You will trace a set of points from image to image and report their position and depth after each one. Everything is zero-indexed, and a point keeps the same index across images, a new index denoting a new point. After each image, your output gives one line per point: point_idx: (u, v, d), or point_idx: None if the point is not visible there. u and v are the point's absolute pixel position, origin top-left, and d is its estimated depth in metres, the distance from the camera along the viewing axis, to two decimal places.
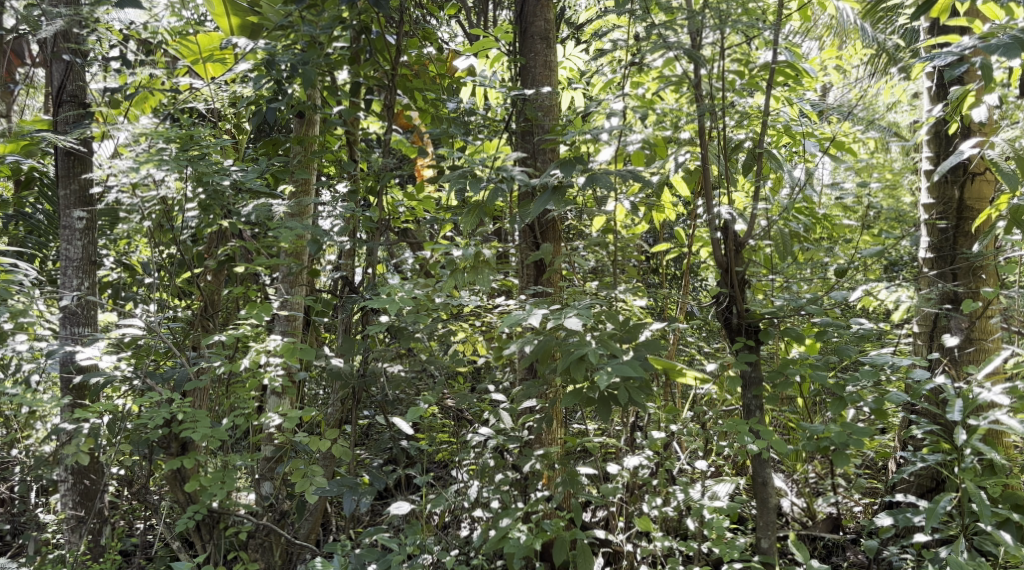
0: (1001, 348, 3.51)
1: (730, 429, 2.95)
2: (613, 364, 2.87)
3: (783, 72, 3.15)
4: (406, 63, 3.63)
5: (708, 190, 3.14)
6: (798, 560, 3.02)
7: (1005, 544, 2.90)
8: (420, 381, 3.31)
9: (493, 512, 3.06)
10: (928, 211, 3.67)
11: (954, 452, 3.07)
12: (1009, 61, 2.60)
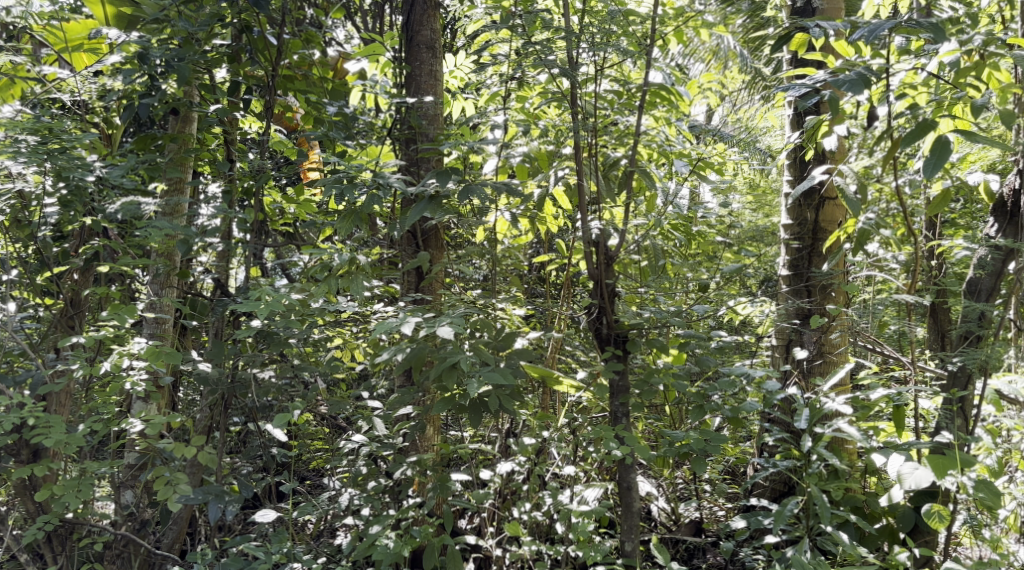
0: (847, 361, 3.77)
1: (596, 435, 3.05)
2: (484, 373, 2.92)
3: (657, 93, 3.32)
4: (289, 66, 3.63)
5: (583, 205, 3.26)
6: (657, 562, 3.15)
7: (843, 544, 3.08)
8: (293, 388, 3.29)
9: (364, 520, 3.08)
10: (785, 231, 3.91)
11: (802, 459, 3.28)
12: (853, 96, 2.78)
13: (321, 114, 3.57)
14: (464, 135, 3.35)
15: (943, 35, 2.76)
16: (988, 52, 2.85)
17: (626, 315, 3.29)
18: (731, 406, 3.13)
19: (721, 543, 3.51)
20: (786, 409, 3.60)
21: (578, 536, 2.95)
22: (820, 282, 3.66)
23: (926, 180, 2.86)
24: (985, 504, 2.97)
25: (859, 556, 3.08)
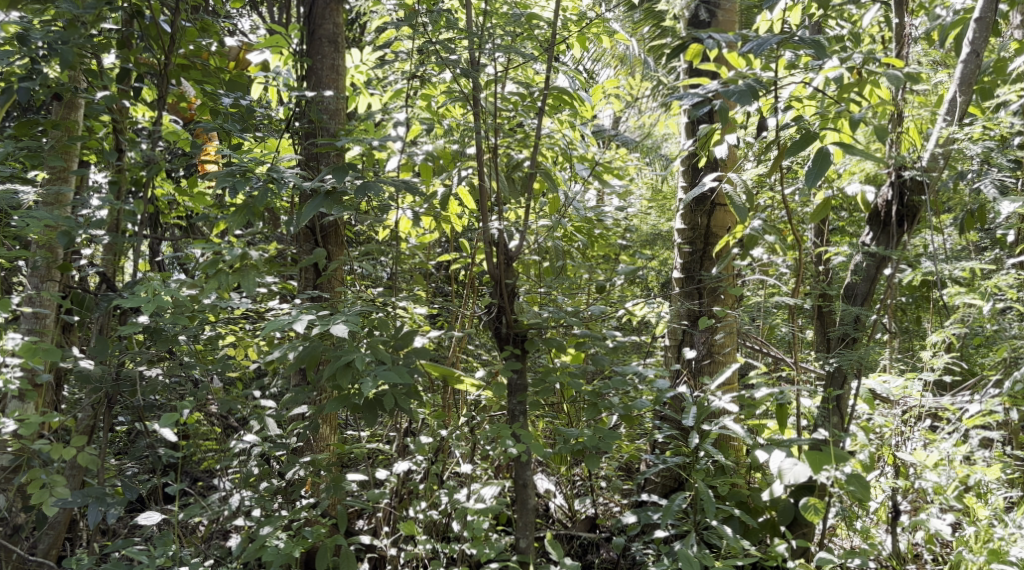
0: (734, 360, 3.94)
1: (494, 434, 3.16)
2: (380, 371, 2.92)
3: (560, 98, 3.45)
4: (184, 55, 3.59)
5: (482, 206, 3.34)
6: (550, 559, 3.27)
7: (726, 537, 3.28)
8: (182, 387, 3.29)
9: (255, 521, 3.09)
10: (679, 236, 4.05)
11: (691, 456, 3.46)
12: (742, 108, 2.92)
13: (216, 105, 3.64)
14: (367, 132, 3.52)
15: (825, 52, 2.95)
16: (867, 70, 3.11)
17: (525, 315, 3.37)
18: (623, 405, 3.25)
19: (613, 539, 3.71)
20: (676, 407, 3.78)
21: (473, 533, 3.14)
22: (710, 285, 3.81)
23: (807, 188, 3.07)
24: (854, 496, 3.25)
25: (742, 549, 3.28)
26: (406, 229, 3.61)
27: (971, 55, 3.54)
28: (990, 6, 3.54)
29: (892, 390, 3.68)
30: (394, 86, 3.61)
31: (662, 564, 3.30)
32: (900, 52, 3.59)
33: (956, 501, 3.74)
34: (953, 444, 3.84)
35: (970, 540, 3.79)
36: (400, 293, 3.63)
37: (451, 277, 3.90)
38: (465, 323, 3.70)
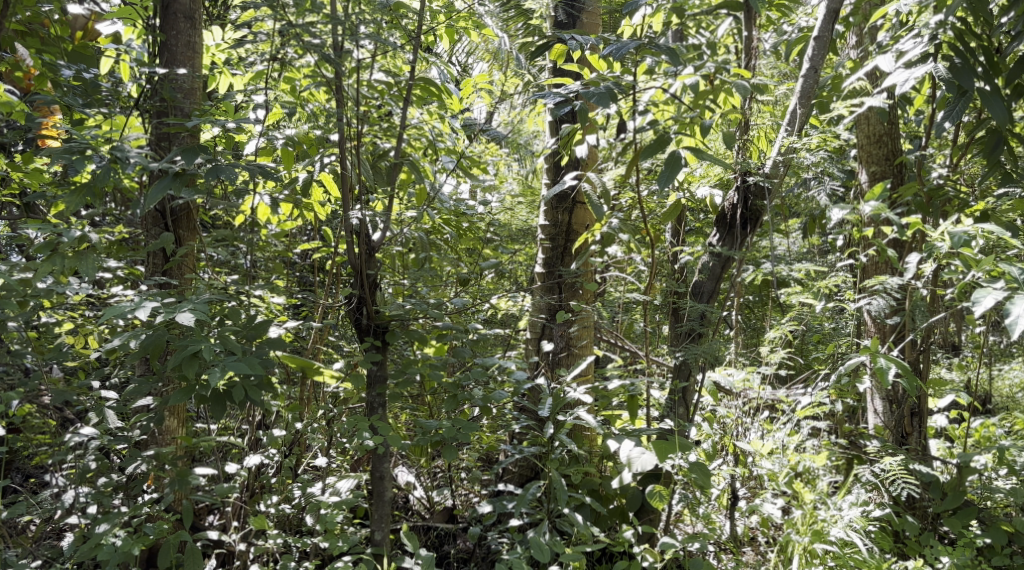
0: (584, 351, 5.23)
1: (354, 427, 4.30)
2: (230, 362, 3.67)
3: (428, 89, 4.50)
4: (21, 22, 4.33)
5: (346, 198, 4.38)
6: (406, 547, 4.39)
7: (576, 522, 4.55)
8: (8, 377, 3.90)
9: (94, 513, 3.89)
10: (542, 231, 5.31)
11: (549, 445, 4.82)
12: (601, 106, 4.11)
13: (57, 75, 4.37)
14: (226, 114, 4.43)
15: (675, 56, 4.21)
16: (716, 80, 4.35)
17: (387, 308, 4.49)
18: (480, 397, 4.49)
19: (472, 528, 4.94)
20: (533, 398, 5.12)
21: (327, 527, 4.19)
22: (570, 280, 5.11)
23: (661, 189, 4.21)
24: (695, 481, 4.51)
25: (588, 535, 4.61)
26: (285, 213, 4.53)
27: (811, 71, 4.81)
28: (827, 27, 4.81)
29: (734, 379, 5.03)
30: (256, 69, 4.43)
31: (515, 549, 4.60)
32: (750, 62, 4.96)
33: (786, 486, 4.88)
34: (786, 435, 5.12)
35: (799, 522, 4.77)
36: (257, 281, 4.76)
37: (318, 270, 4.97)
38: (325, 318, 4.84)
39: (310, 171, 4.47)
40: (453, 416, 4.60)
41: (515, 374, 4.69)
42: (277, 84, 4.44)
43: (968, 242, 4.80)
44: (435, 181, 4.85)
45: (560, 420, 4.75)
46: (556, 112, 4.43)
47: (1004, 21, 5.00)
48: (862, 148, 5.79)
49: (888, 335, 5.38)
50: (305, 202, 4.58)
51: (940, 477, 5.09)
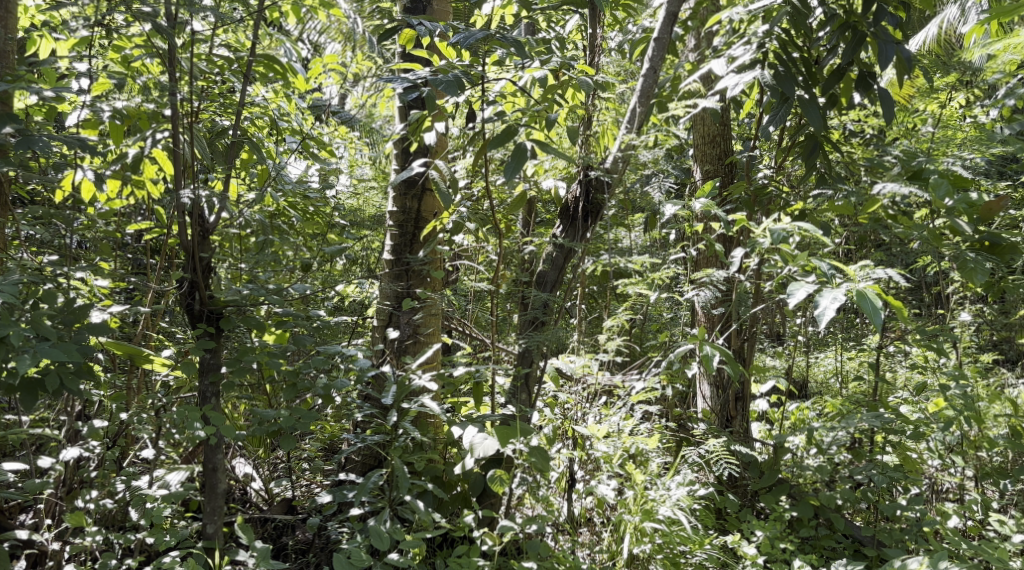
0: (430, 340, 5.25)
1: (185, 418, 4.28)
2: (42, 349, 3.71)
3: (272, 66, 4.52)
4: None
5: (180, 176, 4.32)
6: (241, 540, 4.38)
7: (418, 510, 4.61)
8: None
9: None
10: (392, 218, 5.27)
11: (392, 433, 4.83)
12: (449, 94, 4.23)
13: None
14: (49, 83, 4.24)
15: (521, 49, 4.35)
16: (564, 74, 4.62)
17: (223, 292, 4.47)
18: (321, 385, 4.52)
19: (311, 518, 4.90)
20: (378, 386, 5.14)
21: (154, 521, 4.23)
22: (417, 267, 5.13)
23: (507, 180, 4.47)
24: (535, 464, 4.64)
25: (429, 522, 4.66)
26: (113, 190, 4.41)
27: (650, 71, 5.04)
28: (666, 30, 5.09)
29: (575, 367, 5.14)
30: (81, 34, 4.37)
31: (355, 538, 4.58)
32: (593, 58, 5.22)
33: (619, 468, 5.09)
34: (620, 418, 5.28)
35: (630, 502, 4.97)
36: (80, 262, 4.62)
37: (156, 251, 4.86)
38: (157, 303, 4.84)
39: (140, 147, 4.34)
40: (291, 403, 4.62)
41: (358, 361, 4.67)
42: (106, 52, 4.47)
43: (786, 238, 5.07)
44: (278, 161, 4.89)
45: (404, 408, 4.79)
46: (403, 97, 4.48)
47: (820, 36, 5.33)
48: (697, 148, 6.12)
49: (712, 325, 5.81)
50: (134, 178, 4.52)
51: (759, 457, 5.55)
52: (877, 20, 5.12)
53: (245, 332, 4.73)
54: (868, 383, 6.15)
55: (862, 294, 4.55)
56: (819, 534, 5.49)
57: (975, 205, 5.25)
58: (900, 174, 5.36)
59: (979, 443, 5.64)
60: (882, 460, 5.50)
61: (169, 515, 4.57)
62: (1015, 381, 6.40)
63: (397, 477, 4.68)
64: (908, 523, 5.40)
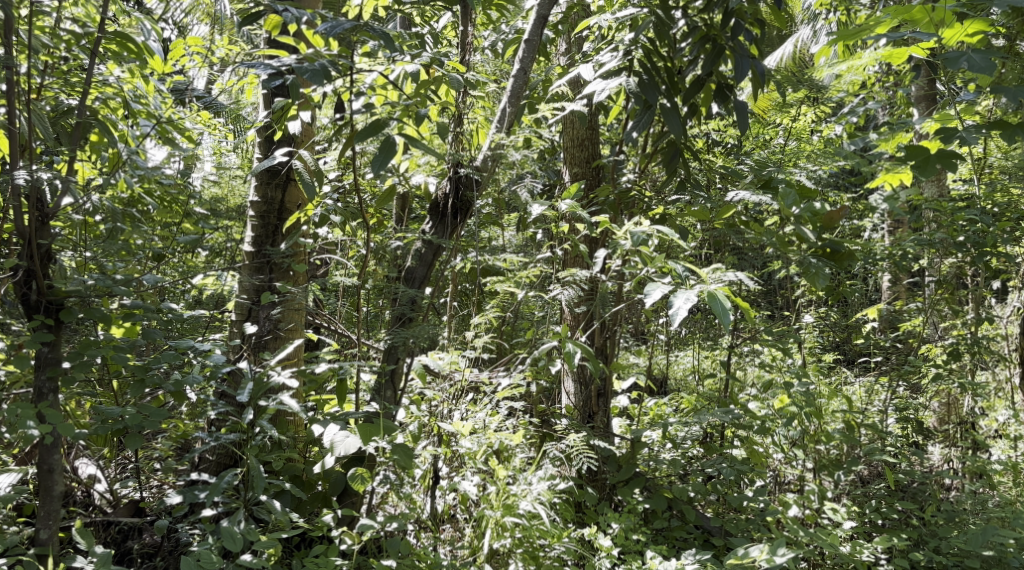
0: (290, 336, 5.13)
1: (18, 415, 4.11)
2: None
3: (123, 44, 4.45)
4: None
5: (19, 155, 4.21)
6: (79, 544, 4.23)
7: (273, 510, 4.53)
8: None
9: None
10: (253, 208, 5.14)
11: (247, 432, 4.72)
12: (313, 83, 4.16)
13: None
14: None
15: (389, 42, 4.34)
16: (433, 71, 4.58)
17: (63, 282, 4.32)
18: (170, 381, 4.42)
19: (160, 520, 4.74)
20: (235, 383, 5.02)
21: None
22: (278, 261, 5.01)
23: (373, 172, 4.42)
24: (398, 462, 4.60)
25: (285, 522, 4.59)
26: None
27: (521, 72, 5.10)
28: (536, 32, 5.14)
29: (441, 364, 5.12)
30: None
31: (206, 541, 4.48)
32: (464, 56, 5.24)
33: (481, 465, 5.11)
34: (485, 415, 5.30)
35: (491, 498, 5.01)
36: None
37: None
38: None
39: None
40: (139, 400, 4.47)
41: (212, 357, 4.56)
42: None
43: (646, 240, 5.20)
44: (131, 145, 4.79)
45: (260, 405, 4.68)
46: (266, 84, 4.40)
47: (681, 47, 5.44)
48: (566, 149, 6.20)
49: (578, 323, 5.89)
50: None
51: (616, 450, 5.64)
52: (735, 34, 5.25)
53: (91, 326, 4.56)
54: (722, 382, 6.36)
55: (713, 296, 4.67)
56: (671, 525, 5.63)
57: (819, 214, 5.56)
58: (753, 182, 5.69)
59: (819, 437, 5.90)
60: (730, 453, 5.77)
61: (0, 520, 4.41)
62: (856, 379, 6.72)
63: (251, 477, 4.60)
64: (752, 513, 5.64)
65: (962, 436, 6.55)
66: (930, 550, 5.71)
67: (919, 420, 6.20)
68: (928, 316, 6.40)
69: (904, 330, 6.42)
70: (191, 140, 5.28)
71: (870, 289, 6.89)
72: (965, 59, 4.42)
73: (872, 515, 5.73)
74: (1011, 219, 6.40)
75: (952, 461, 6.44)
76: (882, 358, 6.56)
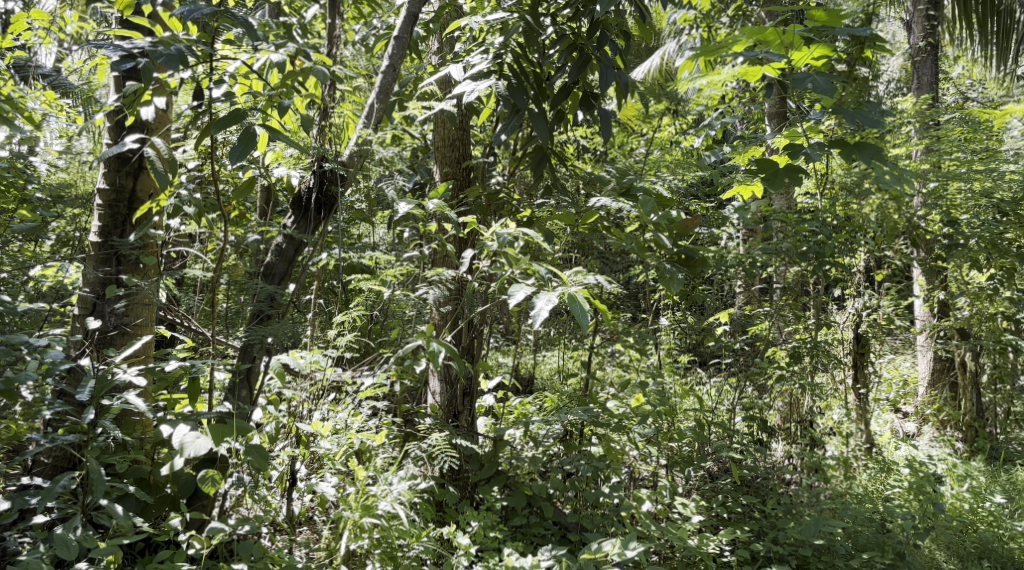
0: (137, 333, 4.93)
1: None
2: None
3: None
4: None
5: None
6: None
7: (115, 516, 4.42)
8: None
9: None
10: (102, 197, 4.91)
11: (87, 433, 4.54)
12: (168, 68, 4.07)
13: None
14: None
15: (251, 31, 4.25)
16: (297, 62, 4.50)
17: None
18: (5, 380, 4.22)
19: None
20: (76, 381, 4.79)
21: None
22: (126, 252, 4.82)
23: (233, 163, 4.30)
24: (252, 463, 4.52)
25: (127, 527, 4.46)
26: None
27: (390, 69, 5.04)
28: (406, 29, 5.08)
29: (302, 363, 5.01)
30: None
31: (38, 549, 4.34)
32: (331, 50, 5.15)
33: (339, 466, 5.03)
34: (346, 415, 5.24)
35: (350, 499, 4.95)
36: None
37: None
38: None
39: None
40: None
41: (51, 354, 4.37)
42: None
43: (512, 242, 5.23)
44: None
45: (103, 405, 4.53)
46: (116, 66, 4.25)
47: (550, 54, 5.51)
48: (436, 149, 6.07)
49: (444, 323, 5.86)
50: None
51: (478, 449, 5.63)
52: (601, 45, 5.35)
53: None
54: (582, 381, 6.47)
55: (573, 297, 4.72)
56: (529, 522, 5.71)
57: (675, 222, 5.74)
58: (615, 189, 5.79)
59: (672, 435, 6.06)
60: (589, 451, 5.82)
61: None
62: (708, 380, 6.91)
63: (91, 481, 4.43)
64: (608, 509, 5.73)
65: (801, 434, 6.86)
66: (769, 540, 5.97)
67: (763, 419, 6.46)
68: (774, 320, 6.67)
69: (753, 333, 6.66)
70: (35, 122, 5.05)
71: (724, 294, 7.10)
72: (811, 81, 4.60)
73: (719, 508, 5.98)
74: (847, 232, 6.96)
75: (793, 458, 6.72)
76: (731, 359, 6.75)
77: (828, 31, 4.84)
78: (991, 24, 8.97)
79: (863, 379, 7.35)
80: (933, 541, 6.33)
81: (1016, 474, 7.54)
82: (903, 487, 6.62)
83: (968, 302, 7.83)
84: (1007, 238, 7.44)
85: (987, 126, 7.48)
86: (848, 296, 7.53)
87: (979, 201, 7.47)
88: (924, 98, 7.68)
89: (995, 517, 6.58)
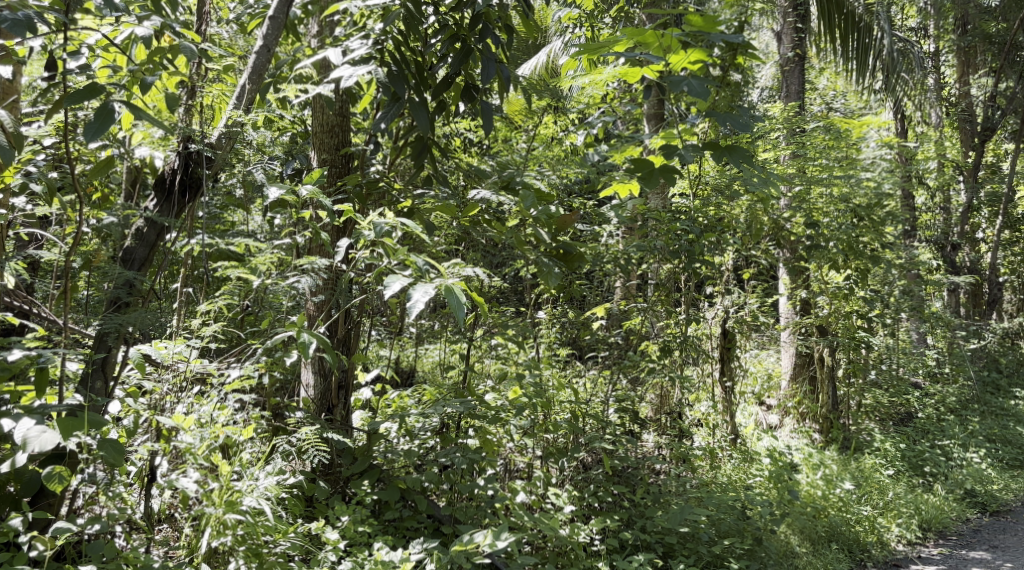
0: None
1: None
2: None
3: None
4: None
5: None
6: None
7: None
8: None
9: None
10: None
11: None
12: (13, 34, 3.87)
13: None
14: None
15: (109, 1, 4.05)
16: (164, 37, 4.34)
17: None
18: None
19: None
20: None
21: None
22: None
23: (89, 141, 4.09)
24: (107, 458, 4.32)
25: None
26: None
27: (263, 50, 4.90)
28: (281, 10, 4.96)
29: (164, 353, 4.78)
30: None
31: None
32: (202, 28, 4.96)
33: (204, 460, 4.82)
34: (212, 408, 5.07)
35: (213, 494, 4.73)
36: None
37: None
38: None
39: None
40: None
41: None
42: None
43: (389, 231, 5.13)
44: None
45: None
46: None
47: (431, 43, 5.43)
48: (313, 135, 5.93)
49: (318, 314, 5.73)
50: None
51: (350, 443, 5.53)
52: (483, 36, 5.31)
53: None
54: (457, 373, 6.44)
55: (450, 289, 4.65)
56: (402, 515, 5.62)
57: (553, 217, 5.75)
58: (494, 182, 5.77)
59: (546, 426, 6.09)
60: (464, 443, 5.80)
61: None
62: (583, 372, 6.96)
63: None
64: (482, 501, 5.71)
65: (671, 425, 6.96)
66: (637, 529, 6.06)
67: (636, 410, 6.53)
68: (647, 315, 6.79)
69: (627, 327, 6.80)
70: None
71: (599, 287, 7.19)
72: (686, 84, 4.65)
73: (590, 498, 6.02)
74: (715, 231, 6.98)
75: (661, 448, 6.85)
76: (605, 353, 6.83)
77: (705, 35, 4.91)
78: (850, 40, 9.21)
79: (729, 373, 7.54)
80: (787, 526, 6.56)
81: (864, 462, 7.91)
82: (763, 475, 6.87)
83: (827, 301, 8.16)
84: (862, 240, 7.83)
85: (847, 134, 7.79)
86: (717, 293, 7.71)
87: (838, 205, 7.74)
88: (791, 105, 7.89)
89: (843, 502, 6.91)
